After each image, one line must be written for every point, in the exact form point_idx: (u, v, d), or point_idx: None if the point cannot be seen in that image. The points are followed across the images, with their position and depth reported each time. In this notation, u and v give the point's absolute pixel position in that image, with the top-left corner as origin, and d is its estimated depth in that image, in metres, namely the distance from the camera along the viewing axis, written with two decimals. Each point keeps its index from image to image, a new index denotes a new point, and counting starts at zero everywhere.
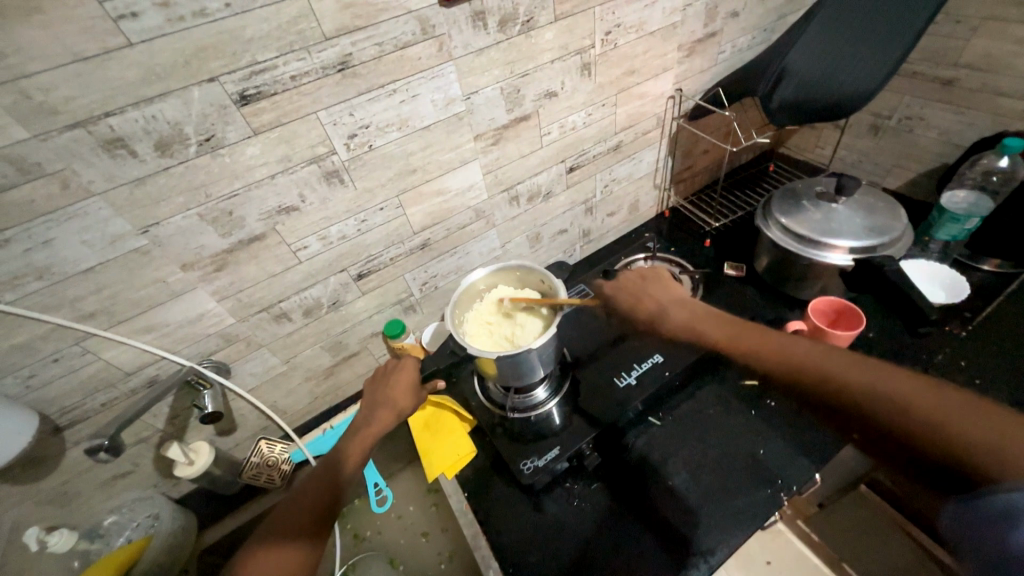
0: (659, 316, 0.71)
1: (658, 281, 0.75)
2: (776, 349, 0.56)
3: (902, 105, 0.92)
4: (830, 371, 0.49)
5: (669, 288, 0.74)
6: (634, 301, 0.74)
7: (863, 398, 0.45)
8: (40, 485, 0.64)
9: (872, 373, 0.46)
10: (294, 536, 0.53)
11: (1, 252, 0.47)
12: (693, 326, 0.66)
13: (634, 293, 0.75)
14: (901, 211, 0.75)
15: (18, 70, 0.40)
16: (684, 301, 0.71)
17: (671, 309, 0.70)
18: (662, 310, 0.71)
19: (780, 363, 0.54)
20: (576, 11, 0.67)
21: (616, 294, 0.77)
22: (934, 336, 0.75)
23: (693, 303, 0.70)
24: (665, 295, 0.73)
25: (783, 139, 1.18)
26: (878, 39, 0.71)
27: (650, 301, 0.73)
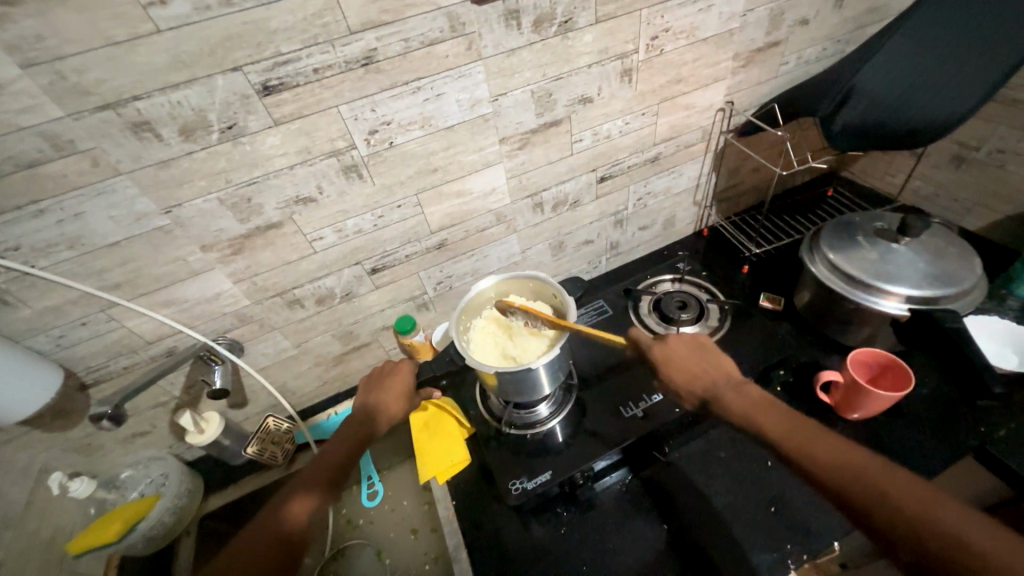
0: (710, 397, 0.59)
1: (710, 350, 0.64)
2: (827, 449, 0.48)
3: (995, 136, 0.81)
4: (889, 490, 0.42)
5: (718, 357, 0.62)
6: (685, 373, 0.61)
7: (929, 535, 0.38)
8: (66, 435, 0.69)
9: (940, 505, 0.40)
10: (314, 488, 0.57)
11: (36, 222, 0.50)
12: (748, 414, 0.55)
13: (682, 360, 0.63)
14: (976, 259, 0.66)
15: (55, 52, 0.42)
16: (738, 380, 0.59)
17: (724, 391, 0.58)
18: (715, 391, 0.59)
19: (830, 467, 0.46)
20: (620, 13, 0.62)
21: (670, 366, 0.63)
22: (997, 407, 0.66)
23: (747, 386, 0.58)
24: (717, 368, 0.61)
25: (847, 162, 1.07)
26: (971, 59, 0.62)
27: (701, 374, 0.61)
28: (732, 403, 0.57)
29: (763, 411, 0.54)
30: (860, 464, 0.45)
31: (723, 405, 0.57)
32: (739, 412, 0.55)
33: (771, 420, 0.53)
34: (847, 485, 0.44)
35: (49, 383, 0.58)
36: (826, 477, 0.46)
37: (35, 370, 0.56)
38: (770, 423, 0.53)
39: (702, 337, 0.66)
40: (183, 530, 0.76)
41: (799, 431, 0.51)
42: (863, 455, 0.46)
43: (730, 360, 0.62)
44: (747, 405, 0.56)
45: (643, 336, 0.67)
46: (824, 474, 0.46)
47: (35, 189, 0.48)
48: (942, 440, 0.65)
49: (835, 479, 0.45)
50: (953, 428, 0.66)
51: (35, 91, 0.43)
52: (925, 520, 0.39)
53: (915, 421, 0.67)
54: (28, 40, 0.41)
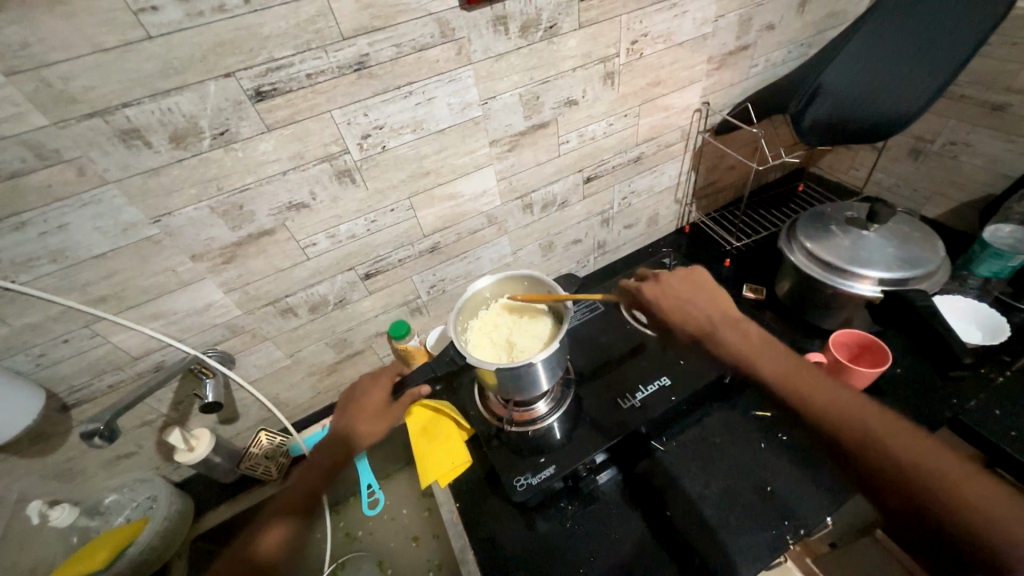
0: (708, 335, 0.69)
1: (711, 292, 0.72)
2: (825, 395, 0.55)
3: (947, 129, 0.87)
4: (877, 435, 0.49)
5: (712, 295, 0.72)
6: (677, 308, 0.72)
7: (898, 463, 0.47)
8: (46, 461, 0.65)
9: (908, 439, 0.48)
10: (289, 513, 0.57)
11: (17, 235, 0.48)
12: (742, 351, 0.65)
13: (677, 300, 0.72)
14: (938, 242, 0.71)
15: (39, 59, 0.41)
16: (733, 318, 0.69)
17: (721, 329, 0.68)
18: (713, 326, 0.69)
19: (819, 406, 0.54)
20: (602, 19, 0.65)
21: (664, 300, 0.73)
22: (967, 379, 0.70)
23: (743, 324, 0.68)
24: (713, 307, 0.71)
25: (815, 158, 1.13)
26: (924, 61, 0.67)
27: (700, 314, 0.70)
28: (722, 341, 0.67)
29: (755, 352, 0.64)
30: (868, 422, 0.50)
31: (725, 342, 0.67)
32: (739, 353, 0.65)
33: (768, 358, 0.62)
34: (848, 439, 0.50)
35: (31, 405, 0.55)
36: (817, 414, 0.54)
37: (17, 392, 0.54)
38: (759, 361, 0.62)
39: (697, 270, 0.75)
40: (174, 553, 0.73)
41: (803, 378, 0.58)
42: (861, 406, 0.52)
43: (727, 299, 0.71)
44: (742, 342, 0.65)
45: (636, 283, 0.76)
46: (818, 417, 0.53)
47: (17, 201, 0.46)
48: (920, 413, 0.69)
49: (826, 424, 0.52)
50: (928, 401, 0.70)
51: (18, 99, 0.42)
52: (893, 451, 0.47)
53: (894, 397, 0.71)
54: (12, 47, 0.40)
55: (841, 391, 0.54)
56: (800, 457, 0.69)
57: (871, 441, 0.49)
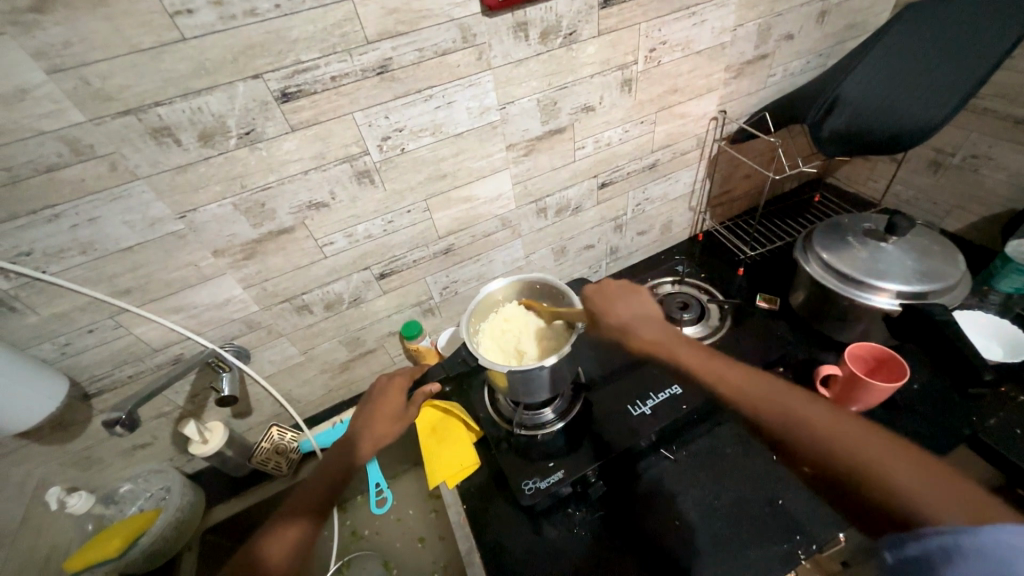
0: (635, 335, 0.63)
1: (639, 294, 0.68)
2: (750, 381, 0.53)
3: (968, 142, 0.86)
4: (819, 431, 0.45)
5: (641, 297, 0.68)
6: (607, 308, 0.65)
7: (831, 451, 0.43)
8: (66, 448, 0.67)
9: (851, 433, 0.44)
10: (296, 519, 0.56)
11: (50, 227, 0.50)
12: (665, 347, 0.61)
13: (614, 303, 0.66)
14: (958, 257, 0.70)
15: (79, 58, 0.43)
16: (658, 318, 0.65)
17: (641, 325, 0.64)
18: (631, 324, 0.64)
19: (763, 409, 0.50)
20: (621, 26, 0.65)
21: (602, 307, 0.65)
22: (987, 397, 0.69)
23: (663, 320, 0.65)
24: (639, 305, 0.67)
25: (832, 169, 1.12)
26: (945, 72, 0.67)
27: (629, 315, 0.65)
28: (643, 339, 0.63)
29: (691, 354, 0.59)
30: (807, 414, 0.47)
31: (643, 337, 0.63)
32: (657, 343, 0.62)
33: (697, 353, 0.59)
34: (776, 428, 0.48)
35: (42, 404, 0.55)
36: (748, 410, 0.51)
37: (29, 388, 0.54)
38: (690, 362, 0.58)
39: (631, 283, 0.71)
40: (184, 545, 0.74)
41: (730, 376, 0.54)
42: (768, 387, 0.51)
43: (651, 299, 0.68)
44: (664, 335, 0.62)
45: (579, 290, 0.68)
46: (772, 425, 0.48)
47: (51, 194, 0.48)
48: (937, 429, 0.67)
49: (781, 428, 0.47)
50: (946, 418, 0.68)
51: (58, 96, 0.44)
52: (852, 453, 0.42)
53: (911, 412, 0.70)
54: (55, 46, 0.41)
55: (777, 382, 0.52)
56: None
57: (808, 435, 0.45)
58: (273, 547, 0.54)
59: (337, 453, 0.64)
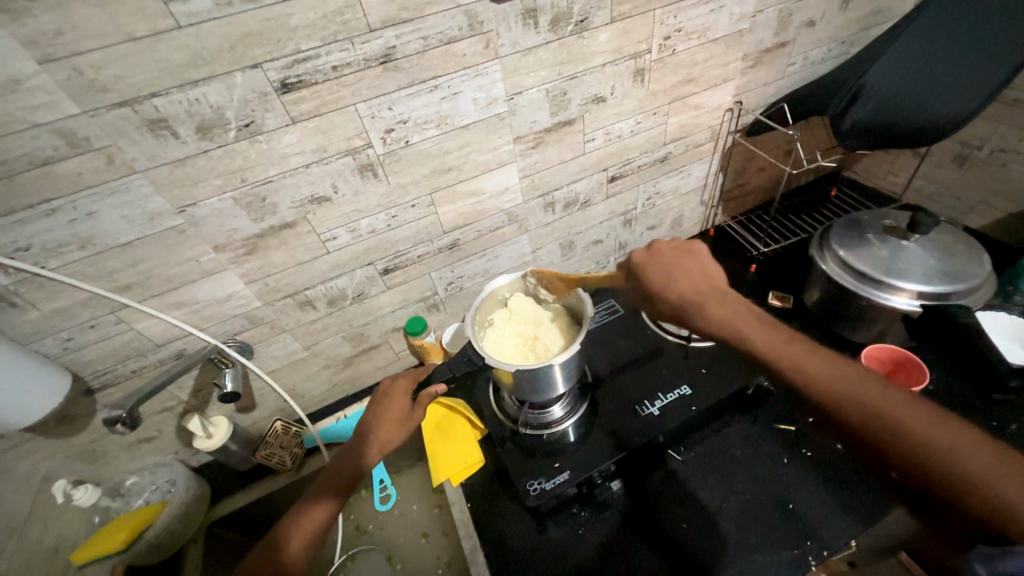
0: (688, 305, 0.56)
1: (694, 257, 0.60)
2: (817, 365, 0.47)
3: (996, 135, 0.82)
4: (832, 387, 0.45)
5: (696, 260, 0.60)
6: (662, 280, 0.58)
7: (930, 457, 0.39)
8: (72, 441, 0.67)
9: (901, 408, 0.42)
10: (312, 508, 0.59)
11: (48, 221, 0.49)
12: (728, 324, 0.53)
13: (660, 277, 0.59)
14: (984, 256, 0.67)
15: (72, 47, 0.41)
16: (717, 287, 0.57)
17: (708, 299, 0.55)
18: (697, 295, 0.56)
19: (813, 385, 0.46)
20: (635, 13, 0.63)
21: (648, 273, 0.59)
22: (1010, 402, 0.67)
23: (721, 289, 0.57)
24: (688, 273, 0.59)
25: (850, 162, 1.09)
26: (985, 54, 0.63)
27: (685, 288, 0.57)
28: (712, 316, 0.54)
29: (827, 366, 0.46)
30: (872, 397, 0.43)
31: (708, 312, 0.54)
32: (718, 318, 0.53)
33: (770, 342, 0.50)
34: (841, 409, 0.44)
35: (39, 408, 0.54)
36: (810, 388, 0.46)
37: (34, 382, 0.53)
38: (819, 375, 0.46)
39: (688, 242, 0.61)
40: (190, 537, 0.74)
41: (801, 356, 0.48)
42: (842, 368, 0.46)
43: (709, 260, 0.60)
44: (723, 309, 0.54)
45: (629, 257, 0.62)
46: (830, 399, 0.44)
47: (48, 188, 0.47)
48: None
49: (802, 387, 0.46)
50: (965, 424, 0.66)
51: (51, 88, 0.42)
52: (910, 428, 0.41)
53: None
54: (46, 34, 0.40)
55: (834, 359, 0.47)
56: (824, 474, 0.66)
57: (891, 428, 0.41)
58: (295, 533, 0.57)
59: (349, 449, 0.64)
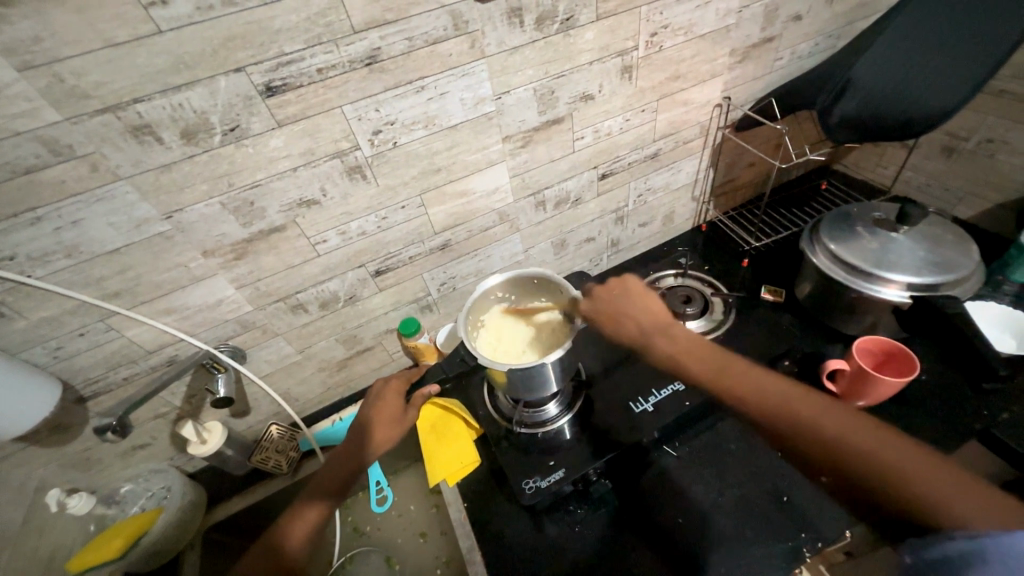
0: (640, 342, 0.69)
1: (634, 294, 0.73)
2: (789, 398, 0.56)
3: (984, 126, 0.83)
4: (829, 434, 0.52)
5: (646, 303, 0.72)
6: (613, 318, 0.70)
7: (877, 469, 0.48)
8: (65, 450, 0.67)
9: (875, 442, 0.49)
10: (308, 509, 0.59)
11: (33, 230, 0.48)
12: (678, 357, 0.65)
13: (608, 312, 0.70)
14: (972, 246, 0.67)
15: (52, 54, 0.41)
16: (665, 324, 0.69)
17: (655, 335, 0.68)
18: (645, 333, 0.69)
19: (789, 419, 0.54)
20: (620, 10, 0.63)
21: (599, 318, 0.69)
22: (1000, 390, 0.67)
23: (672, 327, 0.69)
24: (645, 314, 0.71)
25: (839, 155, 1.09)
26: (969, 47, 0.63)
27: (636, 326, 0.70)
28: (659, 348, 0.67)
29: (808, 404, 0.55)
30: (820, 419, 0.53)
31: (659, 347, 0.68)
32: (669, 354, 0.66)
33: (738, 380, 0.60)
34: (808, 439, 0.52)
35: (32, 418, 0.54)
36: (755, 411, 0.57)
37: (25, 392, 0.53)
38: (806, 414, 0.54)
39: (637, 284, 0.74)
40: (187, 543, 0.74)
41: (792, 399, 0.56)
42: (792, 394, 0.56)
43: (658, 302, 0.72)
44: (676, 346, 0.66)
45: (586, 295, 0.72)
46: (803, 434, 0.53)
47: (32, 196, 0.46)
48: (946, 424, 0.66)
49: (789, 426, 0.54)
50: (955, 414, 0.67)
51: (32, 95, 0.42)
52: (877, 458, 0.48)
53: (920, 406, 0.69)
54: (25, 42, 0.39)
55: (802, 393, 0.56)
56: None
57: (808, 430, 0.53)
58: (293, 533, 0.58)
59: (343, 450, 0.65)
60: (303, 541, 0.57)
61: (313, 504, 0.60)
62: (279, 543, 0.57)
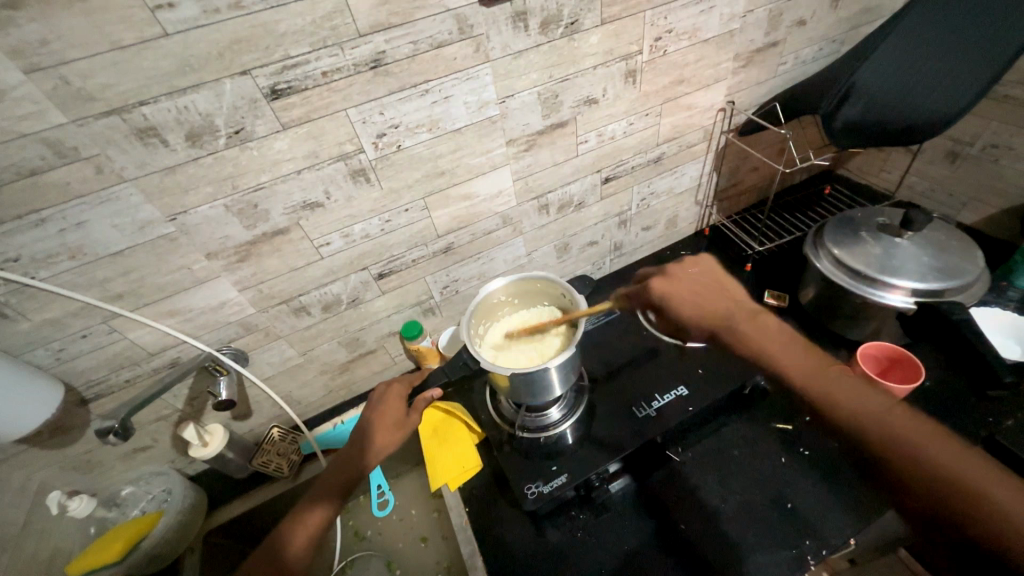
0: (721, 322, 0.67)
1: (717, 282, 0.71)
2: (846, 390, 0.55)
3: (988, 131, 0.83)
4: (914, 439, 0.47)
5: (728, 288, 0.71)
6: (694, 302, 0.68)
7: (975, 499, 0.41)
8: (66, 452, 0.66)
9: (959, 459, 0.44)
10: (310, 514, 0.59)
11: (37, 231, 0.48)
12: (749, 337, 0.65)
13: (682, 293, 0.69)
14: (977, 252, 0.67)
15: (58, 56, 0.41)
16: (750, 312, 0.68)
17: (739, 318, 0.67)
18: (729, 316, 0.67)
19: (861, 421, 0.51)
20: (625, 15, 0.63)
21: (672, 301, 0.69)
22: (1007, 397, 0.67)
23: (758, 316, 0.68)
24: (731, 300, 0.70)
25: (843, 160, 1.09)
26: (969, 54, 0.64)
27: (716, 308, 0.68)
28: (727, 333, 0.66)
29: (865, 395, 0.53)
30: (922, 451, 0.45)
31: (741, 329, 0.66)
32: (743, 333, 0.66)
33: (797, 363, 0.61)
34: (873, 440, 0.48)
35: (31, 420, 0.53)
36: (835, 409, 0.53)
37: (26, 394, 0.53)
38: (874, 429, 0.49)
39: (711, 266, 0.73)
40: (187, 546, 0.74)
41: (881, 409, 0.51)
42: (886, 408, 0.50)
43: (733, 288, 0.72)
44: (754, 329, 0.66)
45: (653, 272, 0.74)
46: (891, 451, 0.47)
47: (37, 198, 0.46)
48: (951, 431, 0.66)
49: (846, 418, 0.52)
50: (960, 421, 0.67)
51: (38, 97, 0.42)
52: (971, 485, 0.42)
53: (924, 413, 0.68)
54: (32, 44, 0.39)
55: (860, 386, 0.55)
56: (821, 473, 0.66)
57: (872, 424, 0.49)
58: (295, 539, 0.57)
59: (344, 455, 0.64)
60: (305, 547, 0.57)
61: (315, 508, 0.59)
62: (280, 548, 0.56)
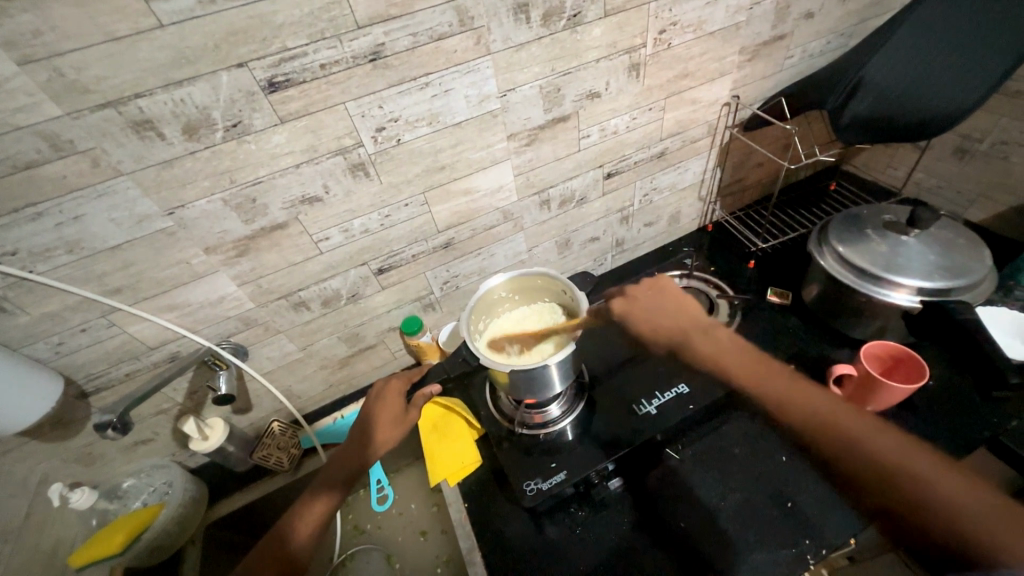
0: (674, 338, 0.71)
1: (667, 294, 0.73)
2: (804, 395, 0.59)
3: (997, 128, 0.81)
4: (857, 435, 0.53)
5: (686, 306, 0.72)
6: (651, 326, 0.72)
7: (903, 473, 0.49)
8: (67, 445, 0.67)
9: (883, 441, 0.51)
10: (312, 506, 0.59)
11: (34, 225, 0.48)
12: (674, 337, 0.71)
13: (639, 312, 0.72)
14: (985, 250, 0.66)
15: (51, 48, 0.40)
16: (705, 326, 0.70)
17: (694, 334, 0.70)
18: (684, 330, 0.71)
19: (801, 415, 0.58)
20: (628, 6, 0.61)
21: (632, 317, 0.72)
22: (1011, 397, 0.66)
23: (714, 329, 0.70)
24: (684, 314, 0.72)
25: (849, 156, 1.08)
26: (983, 43, 0.62)
27: (666, 324, 0.71)
28: (655, 332, 0.72)
29: (809, 398, 0.58)
30: (842, 421, 0.55)
31: (697, 347, 0.69)
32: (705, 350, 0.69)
33: (799, 403, 0.59)
34: (814, 428, 0.56)
35: (34, 412, 0.53)
36: (796, 414, 0.58)
37: (25, 387, 0.53)
38: (820, 416, 0.56)
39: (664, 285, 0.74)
40: (188, 539, 0.75)
41: (780, 386, 0.61)
42: (813, 397, 0.58)
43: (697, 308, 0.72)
44: (713, 345, 0.69)
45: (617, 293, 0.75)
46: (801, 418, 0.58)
47: (33, 191, 0.46)
48: (954, 432, 0.65)
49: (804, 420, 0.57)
50: (963, 422, 0.66)
51: (32, 89, 0.41)
52: (883, 455, 0.51)
53: (927, 413, 0.68)
54: (24, 35, 0.39)
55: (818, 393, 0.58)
56: (824, 472, 0.66)
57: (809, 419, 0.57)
58: (299, 529, 0.57)
59: (345, 448, 0.64)
60: (308, 537, 0.57)
61: (318, 499, 0.59)
62: (285, 537, 0.56)
